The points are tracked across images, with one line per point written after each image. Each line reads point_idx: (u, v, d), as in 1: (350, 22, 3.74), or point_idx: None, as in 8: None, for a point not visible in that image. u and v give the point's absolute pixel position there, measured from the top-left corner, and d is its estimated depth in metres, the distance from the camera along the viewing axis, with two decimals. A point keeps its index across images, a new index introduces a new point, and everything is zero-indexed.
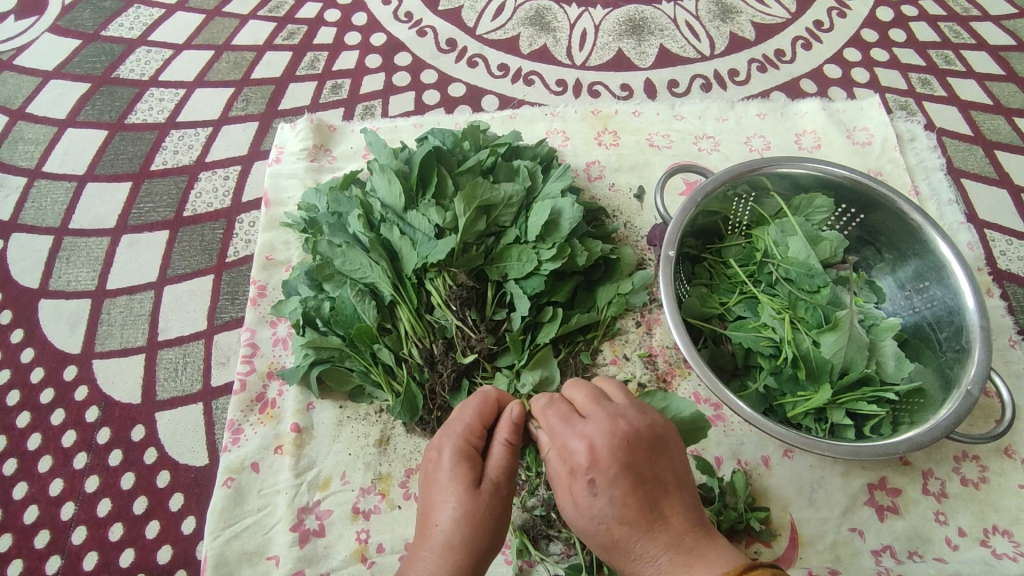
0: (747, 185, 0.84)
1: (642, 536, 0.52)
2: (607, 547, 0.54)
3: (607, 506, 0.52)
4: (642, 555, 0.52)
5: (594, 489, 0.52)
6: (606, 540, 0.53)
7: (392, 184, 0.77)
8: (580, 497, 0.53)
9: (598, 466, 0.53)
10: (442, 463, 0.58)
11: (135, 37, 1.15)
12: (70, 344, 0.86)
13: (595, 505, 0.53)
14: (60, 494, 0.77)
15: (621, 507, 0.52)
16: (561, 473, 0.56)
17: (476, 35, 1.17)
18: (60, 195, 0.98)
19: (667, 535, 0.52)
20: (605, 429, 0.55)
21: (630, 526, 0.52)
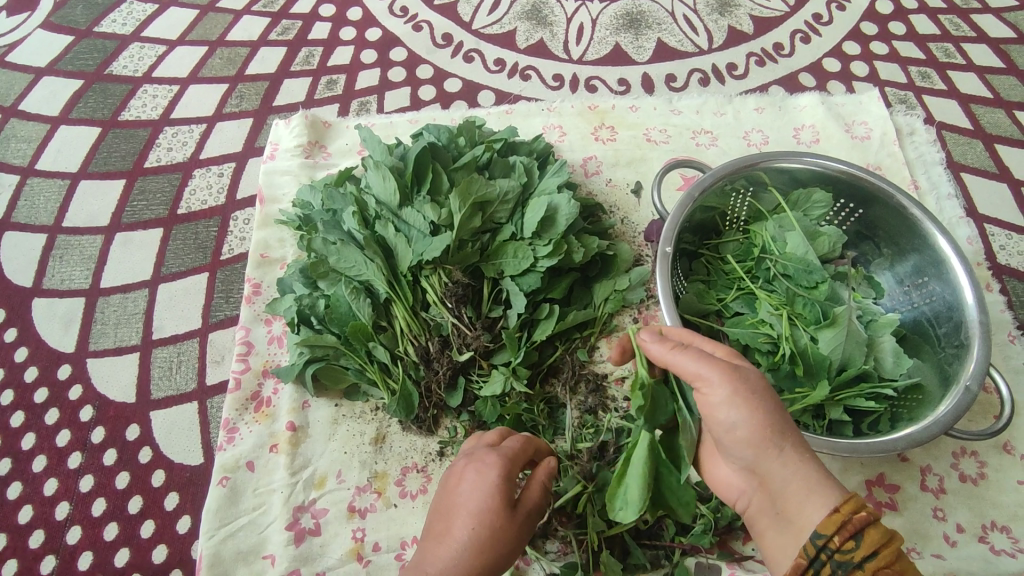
0: (744, 180, 0.83)
1: (790, 432, 0.55)
2: (741, 434, 0.55)
3: (756, 392, 0.56)
4: (783, 453, 0.54)
5: (742, 383, 0.56)
6: (749, 425, 0.55)
7: (387, 181, 0.76)
8: (738, 376, 0.56)
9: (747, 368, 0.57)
10: (466, 479, 0.59)
11: (128, 33, 1.14)
12: (64, 343, 0.85)
13: (745, 398, 0.55)
14: (55, 494, 0.76)
15: (770, 406, 0.55)
16: (703, 366, 0.57)
17: (472, 30, 1.16)
18: (53, 193, 0.97)
19: (804, 446, 0.56)
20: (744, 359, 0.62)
21: (782, 420, 0.55)
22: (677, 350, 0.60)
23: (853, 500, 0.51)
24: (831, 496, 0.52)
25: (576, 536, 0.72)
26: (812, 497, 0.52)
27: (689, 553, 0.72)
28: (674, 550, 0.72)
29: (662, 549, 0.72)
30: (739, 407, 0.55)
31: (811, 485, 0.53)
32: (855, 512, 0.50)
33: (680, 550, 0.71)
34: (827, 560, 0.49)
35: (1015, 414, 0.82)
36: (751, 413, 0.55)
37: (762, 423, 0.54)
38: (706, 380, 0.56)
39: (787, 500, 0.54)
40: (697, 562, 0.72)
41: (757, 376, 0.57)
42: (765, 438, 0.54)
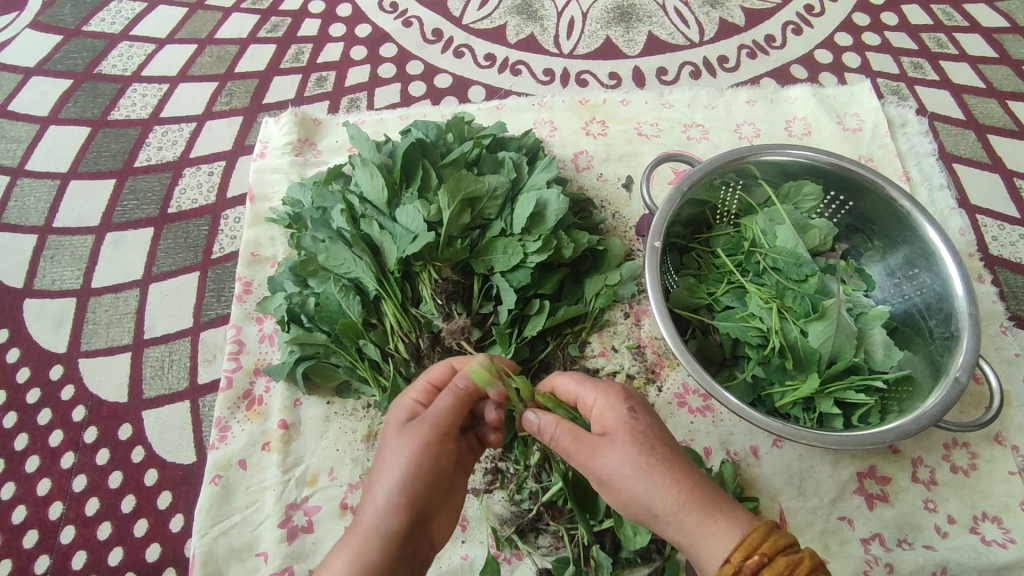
0: (735, 173, 0.83)
1: (666, 491, 0.52)
2: (631, 505, 0.54)
3: (630, 459, 0.53)
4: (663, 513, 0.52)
5: (612, 460, 0.53)
6: (630, 497, 0.53)
7: (375, 179, 0.76)
8: (606, 455, 0.54)
9: (613, 435, 0.55)
10: (383, 440, 0.58)
11: (117, 31, 1.14)
12: (56, 344, 0.85)
13: (614, 475, 0.53)
14: (48, 494, 0.77)
15: (639, 480, 0.52)
16: (574, 446, 0.56)
17: (463, 25, 1.16)
18: (43, 194, 0.97)
19: (695, 495, 0.52)
20: (625, 402, 0.57)
21: (656, 487, 0.52)
22: (557, 428, 0.57)
23: (744, 545, 0.49)
24: (723, 542, 0.50)
25: (567, 531, 0.73)
26: (707, 553, 0.50)
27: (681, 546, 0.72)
28: (665, 543, 0.72)
29: (653, 542, 0.73)
30: (618, 480, 0.53)
31: (702, 538, 0.51)
32: (744, 558, 0.48)
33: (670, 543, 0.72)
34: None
35: (1006, 405, 0.82)
36: (627, 488, 0.53)
37: (637, 497, 0.53)
38: (589, 463, 0.55)
39: (693, 556, 0.52)
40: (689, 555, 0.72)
41: (628, 441, 0.54)
42: (647, 509, 0.53)
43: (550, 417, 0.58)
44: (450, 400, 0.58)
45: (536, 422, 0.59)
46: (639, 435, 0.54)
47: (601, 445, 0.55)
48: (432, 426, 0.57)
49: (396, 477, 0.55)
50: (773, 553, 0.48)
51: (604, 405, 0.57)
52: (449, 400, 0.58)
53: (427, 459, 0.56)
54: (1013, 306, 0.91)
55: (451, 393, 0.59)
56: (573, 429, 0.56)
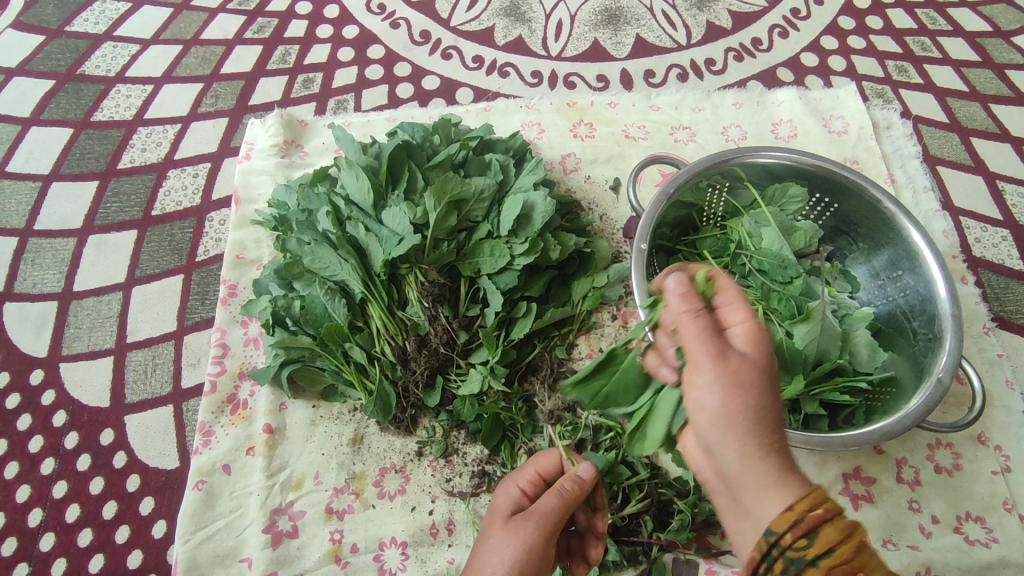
0: (720, 176, 0.83)
1: (751, 433, 0.46)
2: (698, 416, 0.48)
3: (744, 385, 0.46)
4: (737, 450, 0.46)
5: (722, 373, 0.47)
6: (703, 407, 0.48)
7: (361, 181, 0.76)
8: (736, 363, 0.47)
9: (748, 359, 0.48)
10: (485, 539, 0.60)
11: (101, 32, 1.12)
12: (37, 348, 0.84)
13: (716, 391, 0.47)
14: (27, 501, 0.75)
15: (748, 401, 0.46)
16: (703, 344, 0.48)
17: (451, 26, 1.16)
18: (24, 196, 0.96)
19: (778, 454, 0.46)
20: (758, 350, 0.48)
21: (747, 425, 0.46)
22: (688, 313, 0.49)
23: (812, 498, 0.44)
24: (787, 493, 0.44)
25: None
26: (760, 500, 0.45)
27: (667, 549, 0.72)
28: (652, 545, 0.72)
29: (640, 545, 0.73)
30: (709, 391, 0.47)
31: (762, 487, 0.45)
32: (806, 513, 0.43)
33: (657, 546, 0.72)
34: (777, 558, 0.44)
35: (988, 405, 0.83)
36: (715, 406, 0.47)
37: (716, 423, 0.47)
38: (716, 359, 0.47)
39: (739, 491, 0.46)
40: (675, 558, 0.73)
41: (756, 377, 0.47)
42: (718, 434, 0.47)
43: (692, 297, 0.50)
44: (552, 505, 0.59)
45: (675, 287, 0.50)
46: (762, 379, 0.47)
47: (733, 356, 0.47)
48: (536, 524, 0.57)
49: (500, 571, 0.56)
50: (836, 514, 0.44)
51: (750, 323, 0.50)
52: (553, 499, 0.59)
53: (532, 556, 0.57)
54: (995, 308, 0.92)
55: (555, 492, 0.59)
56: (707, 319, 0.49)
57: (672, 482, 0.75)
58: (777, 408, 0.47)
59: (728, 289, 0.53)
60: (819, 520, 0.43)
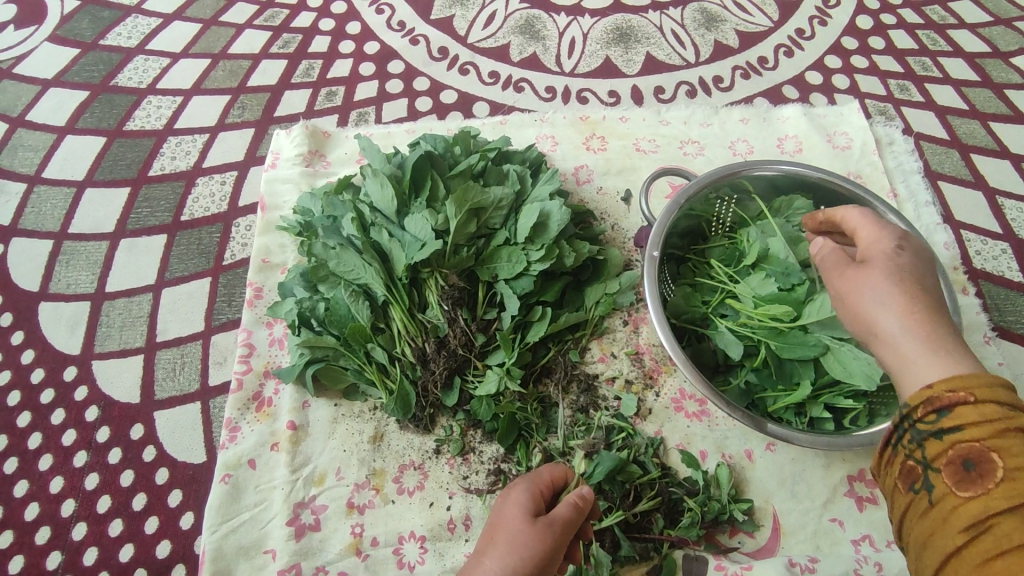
0: (729, 188, 0.87)
1: (894, 314, 0.54)
2: (858, 320, 0.57)
3: (887, 284, 0.56)
4: (892, 332, 0.54)
5: (874, 274, 0.57)
6: (859, 310, 0.57)
7: (385, 189, 0.79)
8: (865, 272, 0.57)
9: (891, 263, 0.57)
10: (494, 535, 0.60)
11: (133, 45, 1.17)
12: (70, 345, 0.88)
13: (868, 287, 0.56)
14: (61, 492, 0.78)
15: (890, 295, 0.55)
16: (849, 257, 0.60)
17: (468, 43, 1.20)
18: (59, 200, 1.00)
19: (932, 332, 0.53)
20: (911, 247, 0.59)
21: (898, 312, 0.54)
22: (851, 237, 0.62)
23: (954, 380, 0.48)
24: (930, 374, 0.50)
25: None
26: (910, 375, 0.52)
27: (677, 545, 0.76)
28: (663, 542, 0.76)
29: (651, 542, 0.76)
30: (870, 289, 0.56)
31: (917, 358, 0.52)
32: (946, 391, 0.48)
33: (668, 543, 0.76)
34: (909, 428, 0.50)
35: None
36: (866, 299, 0.56)
37: (875, 314, 0.55)
38: (849, 276, 0.58)
39: (894, 373, 0.53)
40: (685, 554, 0.76)
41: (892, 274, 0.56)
42: (872, 324, 0.55)
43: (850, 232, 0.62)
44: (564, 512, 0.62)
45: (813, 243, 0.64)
46: (901, 266, 0.57)
47: (873, 262, 0.58)
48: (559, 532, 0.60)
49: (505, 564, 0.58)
50: (984, 399, 0.46)
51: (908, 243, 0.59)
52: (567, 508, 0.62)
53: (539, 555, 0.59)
54: (995, 318, 0.95)
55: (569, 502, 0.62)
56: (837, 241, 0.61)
57: (681, 482, 0.79)
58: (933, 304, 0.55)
59: (846, 210, 0.66)
60: (957, 400, 0.47)
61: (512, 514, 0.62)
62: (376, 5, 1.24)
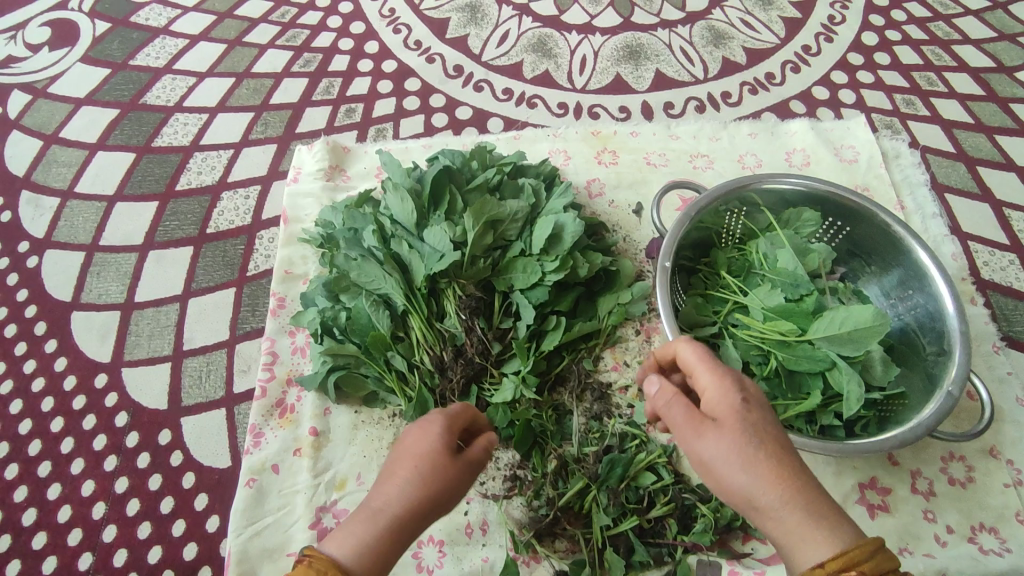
0: (738, 201, 0.89)
1: (772, 490, 0.50)
2: (733, 496, 0.52)
3: (745, 450, 0.51)
4: (768, 510, 0.50)
5: (721, 441, 0.52)
6: (732, 488, 0.51)
7: (405, 202, 0.82)
8: (711, 437, 0.53)
9: (726, 423, 0.53)
10: (410, 466, 0.55)
11: (161, 65, 1.22)
12: (101, 354, 0.91)
13: (717, 459, 0.52)
14: (91, 495, 0.81)
15: (749, 463, 0.51)
16: (687, 418, 0.55)
17: (482, 61, 1.24)
18: (90, 214, 1.03)
19: (805, 494, 0.50)
20: (748, 393, 0.55)
21: (759, 483, 0.50)
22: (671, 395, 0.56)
23: (845, 558, 0.47)
24: (820, 546, 0.48)
25: (582, 535, 0.77)
26: (799, 550, 0.49)
27: (690, 551, 0.77)
28: (676, 547, 0.77)
29: (665, 547, 0.77)
30: (729, 464, 0.51)
31: (803, 538, 0.49)
32: (841, 571, 0.47)
33: (682, 548, 0.76)
34: None
35: (998, 420, 0.87)
36: (733, 476, 0.51)
37: (725, 476, 0.52)
38: (692, 442, 0.54)
39: (780, 545, 0.51)
40: (698, 559, 0.77)
41: (738, 433, 0.52)
42: (753, 502, 0.51)
43: (667, 386, 0.57)
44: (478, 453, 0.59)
45: (653, 391, 0.58)
46: (750, 425, 0.52)
47: (713, 425, 0.53)
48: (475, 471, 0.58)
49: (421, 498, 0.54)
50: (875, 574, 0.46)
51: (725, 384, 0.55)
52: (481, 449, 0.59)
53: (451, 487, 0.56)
54: (1004, 328, 0.96)
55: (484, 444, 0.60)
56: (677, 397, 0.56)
57: (694, 488, 0.80)
58: (791, 455, 0.52)
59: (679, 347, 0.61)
60: None
61: (439, 448, 0.56)
62: (394, 25, 1.28)
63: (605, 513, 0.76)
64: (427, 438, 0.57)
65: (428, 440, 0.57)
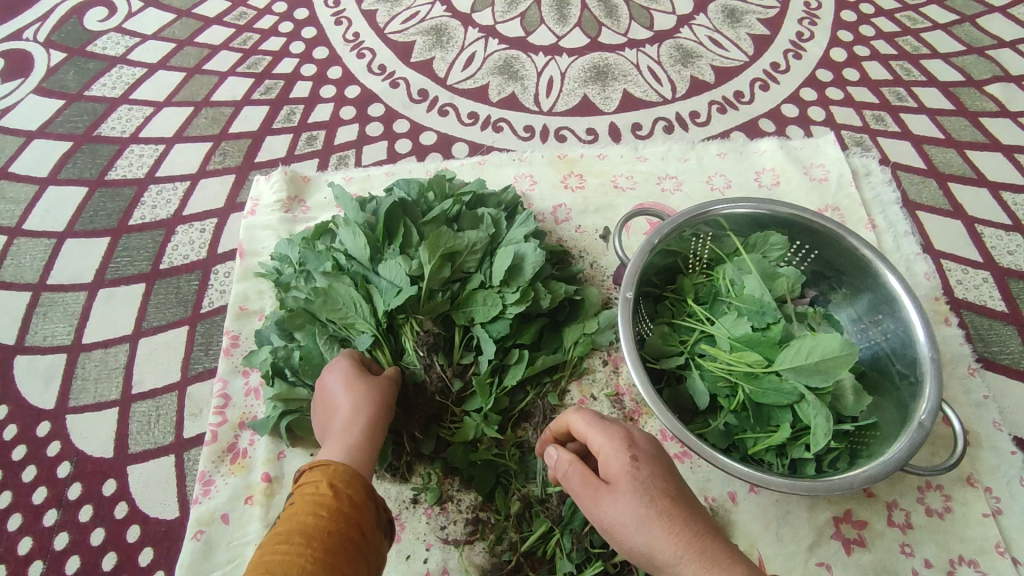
0: (704, 225, 0.87)
1: (668, 543, 0.52)
2: (637, 557, 0.55)
3: (637, 508, 0.54)
4: (668, 564, 0.52)
5: (615, 504, 0.55)
6: (634, 549, 0.54)
7: (357, 237, 0.79)
8: (607, 504, 0.56)
9: (619, 484, 0.56)
10: (339, 399, 0.68)
11: (117, 95, 1.19)
12: (44, 400, 0.87)
13: (615, 521, 0.55)
14: (29, 553, 0.77)
15: (642, 522, 0.54)
16: (584, 489, 0.58)
17: (447, 85, 1.22)
18: (38, 252, 1.00)
19: (698, 544, 0.52)
20: (639, 451, 0.58)
21: (657, 537, 0.53)
22: (568, 467, 0.60)
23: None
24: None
25: None
26: None
27: None
28: None
29: None
30: (625, 526, 0.54)
31: None
32: None
33: None
34: None
35: (975, 446, 0.85)
36: (631, 537, 0.54)
37: (626, 536, 0.54)
38: (593, 511, 0.57)
39: None
40: None
41: (628, 490, 0.55)
42: (651, 560, 0.53)
43: (565, 459, 0.61)
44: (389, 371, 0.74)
45: (554, 462, 0.62)
46: (637, 480, 0.56)
47: (607, 490, 0.57)
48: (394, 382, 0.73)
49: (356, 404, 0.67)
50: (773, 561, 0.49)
51: (616, 445, 0.59)
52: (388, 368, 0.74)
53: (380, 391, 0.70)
54: (980, 348, 0.94)
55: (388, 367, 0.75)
56: (575, 467, 0.60)
57: None
58: (683, 505, 0.55)
59: (569, 416, 0.64)
60: None
61: (346, 376, 0.70)
62: (358, 50, 1.26)
63: (569, 560, 0.73)
64: (335, 377, 0.70)
65: (331, 377, 0.70)
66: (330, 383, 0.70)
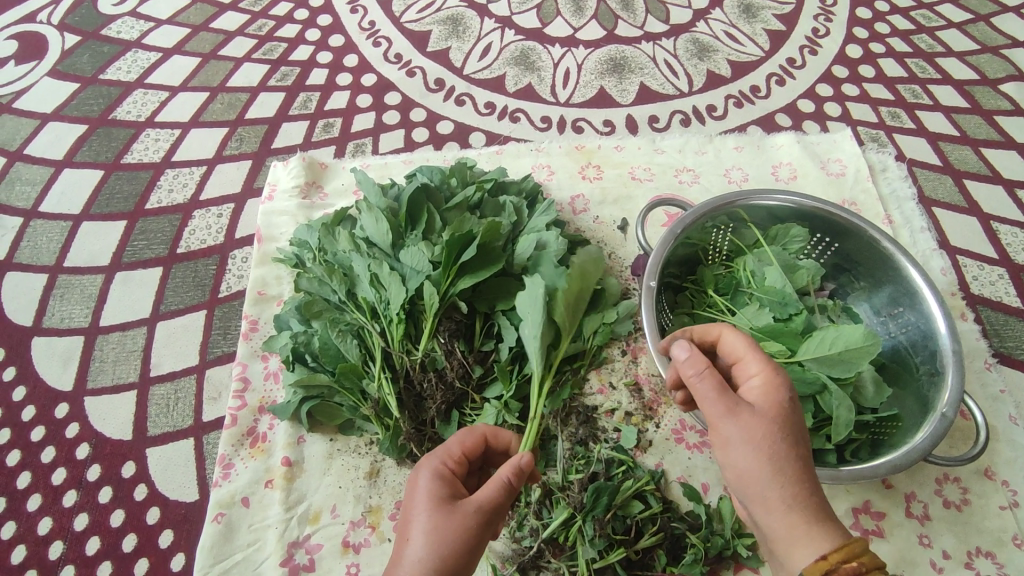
0: (725, 217, 0.87)
1: (782, 483, 0.55)
2: (740, 477, 0.57)
3: (773, 434, 0.57)
4: (781, 502, 0.55)
5: (745, 431, 0.57)
6: (740, 468, 0.57)
7: (380, 222, 0.78)
8: (732, 424, 0.58)
9: (758, 410, 0.58)
10: (414, 523, 0.56)
11: (132, 80, 1.18)
12: (62, 382, 0.87)
13: (739, 442, 0.57)
14: (49, 533, 0.77)
15: (767, 454, 0.56)
16: (715, 401, 0.59)
17: (464, 75, 1.22)
18: (54, 234, 0.99)
19: (804, 491, 0.55)
20: (789, 385, 0.60)
21: (780, 471, 0.56)
22: (701, 375, 0.60)
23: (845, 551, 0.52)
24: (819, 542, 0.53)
25: (568, 568, 0.74)
26: (796, 542, 0.54)
27: None
28: None
29: None
30: (747, 449, 0.57)
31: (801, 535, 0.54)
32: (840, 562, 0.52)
33: None
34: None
35: (993, 440, 0.85)
36: (750, 461, 0.57)
37: (750, 465, 0.57)
38: (721, 423, 0.59)
39: (773, 538, 0.56)
40: None
41: (769, 419, 0.57)
42: (762, 492, 0.56)
43: (700, 361, 0.61)
44: (492, 490, 0.57)
45: (682, 358, 0.62)
46: (780, 410, 0.58)
47: (745, 409, 0.58)
48: (481, 517, 0.56)
49: (421, 553, 0.54)
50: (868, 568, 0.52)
51: (765, 379, 0.60)
52: (494, 489, 0.57)
53: (456, 536, 0.55)
54: (996, 344, 0.95)
55: (497, 481, 0.58)
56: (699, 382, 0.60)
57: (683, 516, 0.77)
58: (802, 445, 0.58)
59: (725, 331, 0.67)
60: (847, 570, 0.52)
61: (430, 503, 0.57)
62: (374, 38, 1.26)
63: (590, 546, 0.72)
64: (422, 494, 0.58)
65: (418, 485, 0.59)
66: (416, 490, 0.59)
